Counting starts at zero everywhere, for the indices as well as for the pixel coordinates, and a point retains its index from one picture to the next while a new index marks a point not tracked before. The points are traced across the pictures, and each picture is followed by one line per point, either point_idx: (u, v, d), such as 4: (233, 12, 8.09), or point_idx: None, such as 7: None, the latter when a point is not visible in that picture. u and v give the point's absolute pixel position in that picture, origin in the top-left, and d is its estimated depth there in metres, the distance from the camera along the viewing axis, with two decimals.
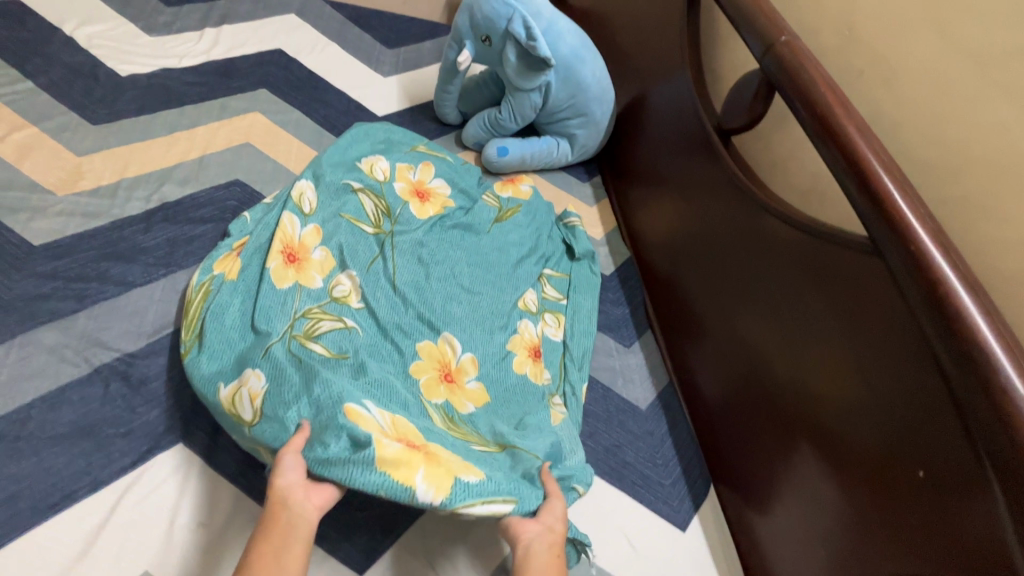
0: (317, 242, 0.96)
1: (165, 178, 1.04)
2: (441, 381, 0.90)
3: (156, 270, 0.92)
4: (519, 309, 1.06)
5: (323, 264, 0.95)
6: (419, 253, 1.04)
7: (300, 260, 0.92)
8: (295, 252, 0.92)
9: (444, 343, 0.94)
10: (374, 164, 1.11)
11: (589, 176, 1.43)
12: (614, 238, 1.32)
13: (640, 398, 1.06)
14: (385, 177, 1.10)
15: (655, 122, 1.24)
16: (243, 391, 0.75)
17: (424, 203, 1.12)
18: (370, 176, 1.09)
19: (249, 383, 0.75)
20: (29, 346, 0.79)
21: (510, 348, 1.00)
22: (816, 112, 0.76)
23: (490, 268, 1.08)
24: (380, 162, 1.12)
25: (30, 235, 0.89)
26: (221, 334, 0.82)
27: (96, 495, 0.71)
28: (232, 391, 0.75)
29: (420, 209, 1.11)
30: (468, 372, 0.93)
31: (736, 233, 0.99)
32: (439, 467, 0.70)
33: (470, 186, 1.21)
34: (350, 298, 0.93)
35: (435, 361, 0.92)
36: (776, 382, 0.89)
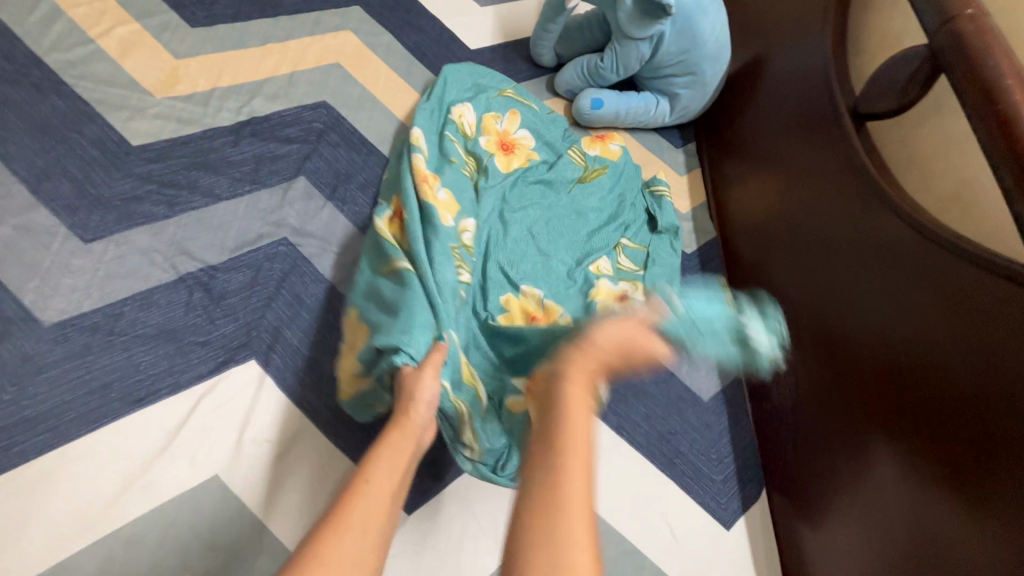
0: (438, 183, 0.94)
1: (256, 92, 1.02)
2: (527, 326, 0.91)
3: (241, 186, 0.93)
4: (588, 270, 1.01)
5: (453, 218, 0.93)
6: (499, 208, 1.00)
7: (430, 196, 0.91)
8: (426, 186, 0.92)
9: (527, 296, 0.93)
10: (462, 115, 1.05)
11: (683, 142, 1.32)
12: (700, 213, 1.23)
13: (703, 388, 1.02)
14: (473, 132, 1.05)
15: (774, 91, 1.11)
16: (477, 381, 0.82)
17: (510, 155, 1.07)
18: (459, 128, 1.04)
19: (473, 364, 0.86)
20: (124, 245, 0.82)
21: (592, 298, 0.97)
22: (997, 111, 0.64)
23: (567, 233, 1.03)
24: (467, 115, 1.06)
25: (130, 135, 0.90)
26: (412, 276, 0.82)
27: (176, 396, 0.75)
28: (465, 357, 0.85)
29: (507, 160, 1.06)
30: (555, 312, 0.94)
31: (844, 228, 0.89)
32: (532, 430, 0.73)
33: (555, 140, 1.14)
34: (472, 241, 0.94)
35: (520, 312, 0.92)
36: (861, 400, 0.82)
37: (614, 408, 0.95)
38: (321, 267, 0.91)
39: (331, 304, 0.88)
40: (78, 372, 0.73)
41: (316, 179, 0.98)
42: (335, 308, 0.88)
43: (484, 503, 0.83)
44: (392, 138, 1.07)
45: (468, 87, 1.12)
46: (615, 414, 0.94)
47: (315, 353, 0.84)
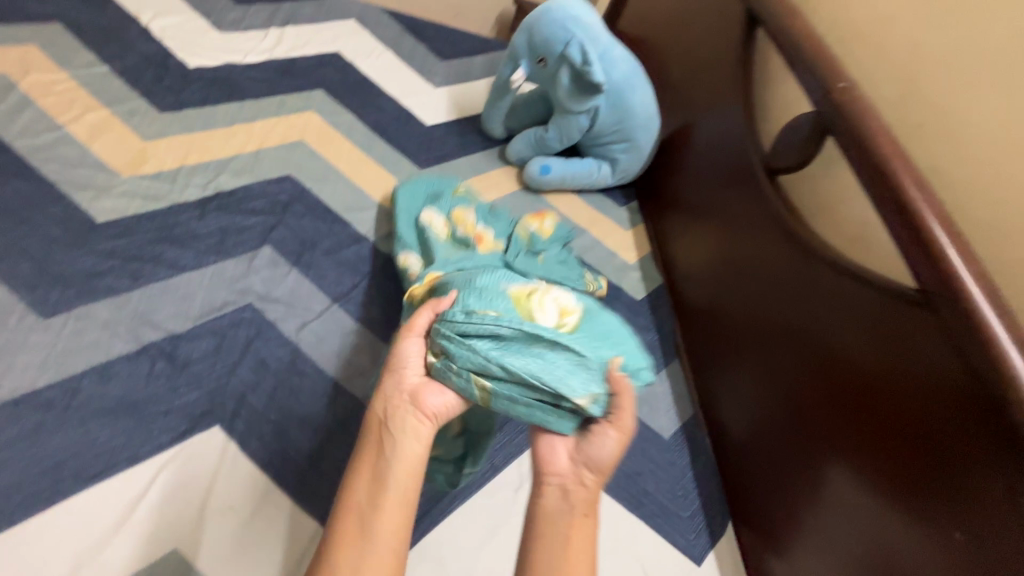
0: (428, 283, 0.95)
1: (222, 168, 1.08)
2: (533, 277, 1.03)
3: (207, 256, 0.96)
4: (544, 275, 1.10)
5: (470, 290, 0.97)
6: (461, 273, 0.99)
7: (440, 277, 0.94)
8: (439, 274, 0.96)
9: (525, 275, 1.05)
10: (433, 220, 1.09)
11: (626, 201, 1.44)
12: (647, 263, 1.33)
13: (664, 427, 1.06)
14: (449, 230, 1.10)
15: (700, 153, 1.25)
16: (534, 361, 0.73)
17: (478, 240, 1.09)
18: (436, 233, 1.07)
19: (555, 291, 0.81)
20: (84, 319, 0.83)
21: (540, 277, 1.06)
22: (873, 163, 0.76)
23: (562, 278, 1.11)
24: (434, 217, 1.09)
25: (95, 212, 0.93)
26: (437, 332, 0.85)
27: (134, 469, 0.74)
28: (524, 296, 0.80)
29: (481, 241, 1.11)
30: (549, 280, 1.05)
31: (773, 267, 0.99)
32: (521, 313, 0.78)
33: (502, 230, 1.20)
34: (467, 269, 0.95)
35: None
36: (805, 423, 0.88)
37: None
38: (286, 331, 0.93)
39: (297, 366, 0.90)
40: (30, 450, 0.71)
41: (281, 247, 1.02)
42: (300, 370, 0.90)
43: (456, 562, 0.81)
44: (355, 206, 1.13)
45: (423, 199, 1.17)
46: None
47: (281, 417, 0.84)
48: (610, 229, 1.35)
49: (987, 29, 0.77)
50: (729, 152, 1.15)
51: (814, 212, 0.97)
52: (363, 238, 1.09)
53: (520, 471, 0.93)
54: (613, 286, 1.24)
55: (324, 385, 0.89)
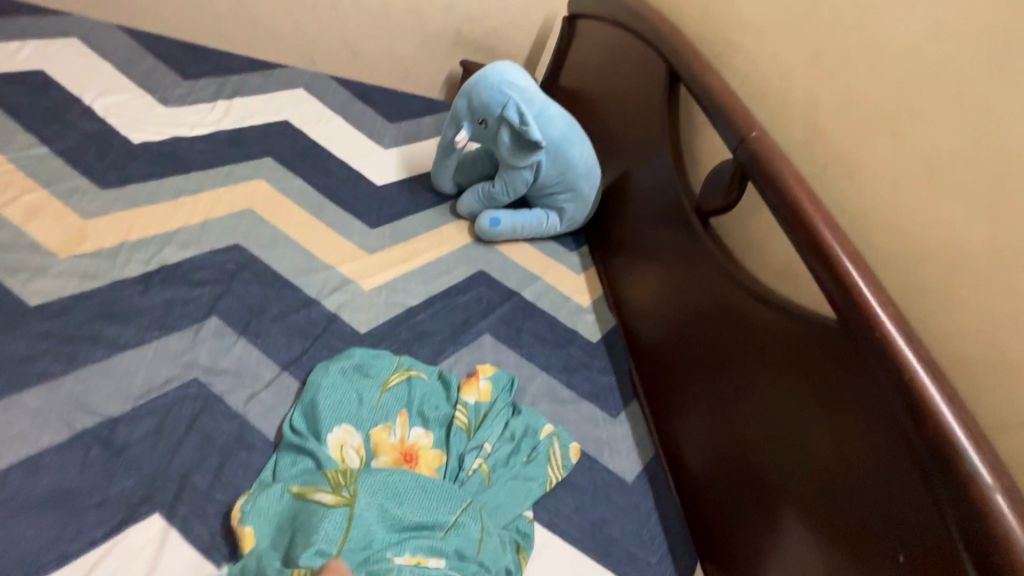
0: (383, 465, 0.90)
1: (167, 241, 1.07)
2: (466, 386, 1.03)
3: (149, 332, 0.93)
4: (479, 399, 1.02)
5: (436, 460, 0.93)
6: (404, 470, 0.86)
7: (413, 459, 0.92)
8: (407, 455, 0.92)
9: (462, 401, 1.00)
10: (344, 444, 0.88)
11: (576, 246, 1.49)
12: (600, 305, 1.36)
13: (626, 470, 1.05)
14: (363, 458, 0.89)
15: (639, 199, 1.32)
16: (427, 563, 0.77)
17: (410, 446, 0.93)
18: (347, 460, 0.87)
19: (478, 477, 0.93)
20: (12, 408, 0.79)
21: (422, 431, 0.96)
22: (788, 203, 0.82)
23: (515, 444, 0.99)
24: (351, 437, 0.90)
25: (28, 295, 0.90)
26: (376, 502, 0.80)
27: (64, 568, 0.69)
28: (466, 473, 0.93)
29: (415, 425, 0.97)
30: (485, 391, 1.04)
31: (713, 303, 1.03)
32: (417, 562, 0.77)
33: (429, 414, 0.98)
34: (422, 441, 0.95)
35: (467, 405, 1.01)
36: (755, 458, 0.89)
37: (544, 504, 0.96)
38: (233, 404, 0.90)
39: (245, 440, 0.87)
40: None
41: (228, 316, 1.00)
42: (248, 445, 0.87)
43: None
44: (305, 270, 1.13)
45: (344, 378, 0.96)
46: (545, 509, 0.95)
47: (228, 496, 0.81)
48: (562, 275, 1.38)
49: (869, 84, 0.86)
50: (665, 195, 1.21)
51: (746, 250, 1.03)
52: (313, 301, 1.09)
53: None
54: (568, 330, 1.25)
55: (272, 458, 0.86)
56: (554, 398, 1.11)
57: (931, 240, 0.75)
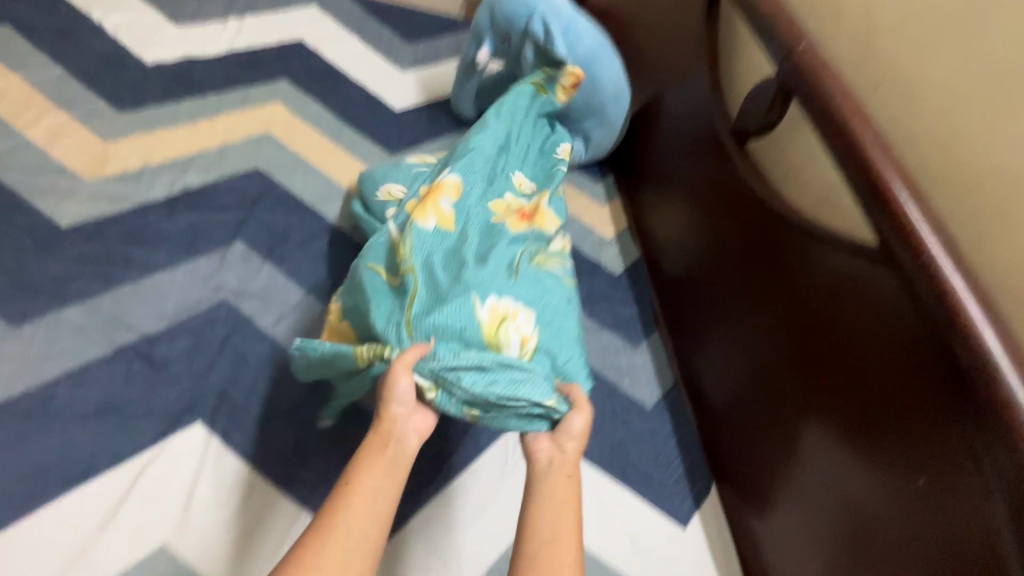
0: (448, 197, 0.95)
1: (189, 166, 1.06)
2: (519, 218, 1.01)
3: (177, 255, 0.95)
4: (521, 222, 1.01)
5: (455, 190, 0.97)
6: (467, 168, 1.01)
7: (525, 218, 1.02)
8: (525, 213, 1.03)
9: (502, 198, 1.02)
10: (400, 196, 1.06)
11: (602, 176, 1.44)
12: (624, 237, 1.32)
13: (645, 397, 1.07)
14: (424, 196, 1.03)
15: (670, 126, 1.24)
16: (514, 326, 0.80)
17: (422, 200, 0.93)
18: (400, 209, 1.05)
19: (518, 317, 0.82)
20: (56, 325, 0.82)
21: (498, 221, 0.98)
22: (832, 122, 0.77)
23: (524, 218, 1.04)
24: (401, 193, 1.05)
25: (59, 217, 0.92)
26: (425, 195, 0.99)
27: (117, 470, 0.74)
28: (493, 318, 0.80)
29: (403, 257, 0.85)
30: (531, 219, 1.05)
31: (743, 233, 0.99)
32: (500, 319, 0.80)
33: (393, 321, 0.78)
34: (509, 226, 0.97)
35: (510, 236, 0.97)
36: (780, 387, 0.89)
37: None
38: (263, 325, 0.93)
39: (276, 359, 0.90)
40: (11, 458, 0.71)
41: (253, 241, 1.01)
42: (280, 363, 0.90)
43: (424, 553, 0.80)
44: (327, 197, 1.12)
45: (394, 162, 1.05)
46: None
47: (264, 409, 0.85)
48: (585, 206, 1.34)
49: None
50: (700, 121, 1.14)
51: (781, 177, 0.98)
52: (336, 229, 1.08)
53: (505, 449, 0.94)
54: (591, 262, 1.24)
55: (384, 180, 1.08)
56: None
57: (992, 163, 0.69)
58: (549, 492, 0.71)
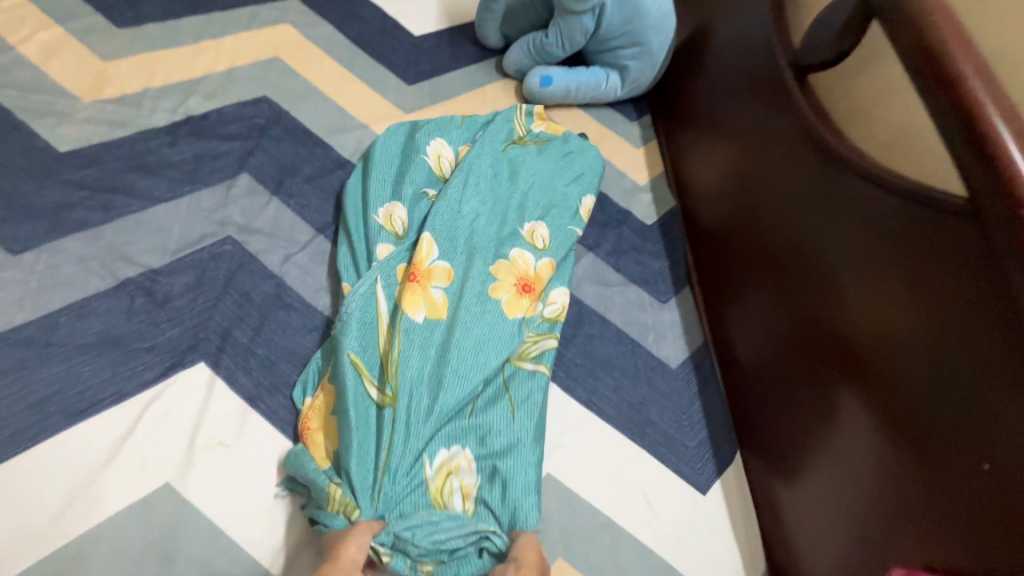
0: (440, 280, 0.87)
1: (191, 90, 0.99)
2: (521, 295, 0.90)
3: (181, 186, 0.90)
4: (521, 238, 0.96)
5: (445, 277, 0.87)
6: (456, 213, 0.92)
7: (531, 290, 0.92)
8: (529, 283, 0.92)
9: (517, 259, 0.93)
10: (441, 155, 1.00)
11: (638, 116, 1.31)
12: (659, 184, 1.21)
13: (671, 356, 1.00)
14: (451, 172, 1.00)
15: (722, 58, 1.11)
16: (456, 479, 0.74)
17: (411, 266, 0.85)
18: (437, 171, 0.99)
19: (460, 470, 0.75)
20: (56, 254, 0.79)
21: (495, 274, 0.91)
22: (923, 45, 0.65)
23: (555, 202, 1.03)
24: (399, 210, 0.93)
25: (57, 141, 0.86)
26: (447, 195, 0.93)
27: (121, 405, 0.72)
28: (440, 475, 0.74)
29: (411, 311, 0.82)
30: (545, 278, 0.94)
31: (797, 182, 0.89)
32: (530, 301, 0.90)
33: (365, 459, 0.71)
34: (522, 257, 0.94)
35: (513, 275, 0.91)
36: (823, 351, 0.81)
37: (582, 382, 0.93)
38: (269, 263, 0.88)
39: (282, 300, 0.86)
40: (13, 388, 0.69)
41: (259, 174, 0.95)
42: (286, 304, 0.86)
43: None
44: (338, 129, 1.04)
45: (410, 136, 1.01)
46: (582, 388, 0.93)
47: (269, 351, 0.82)
48: (618, 147, 1.23)
49: None
50: (758, 53, 1.01)
51: (839, 115, 0.85)
52: (347, 164, 1.01)
53: None
54: (621, 210, 1.14)
55: (379, 147, 0.99)
56: (600, 280, 1.05)
57: None
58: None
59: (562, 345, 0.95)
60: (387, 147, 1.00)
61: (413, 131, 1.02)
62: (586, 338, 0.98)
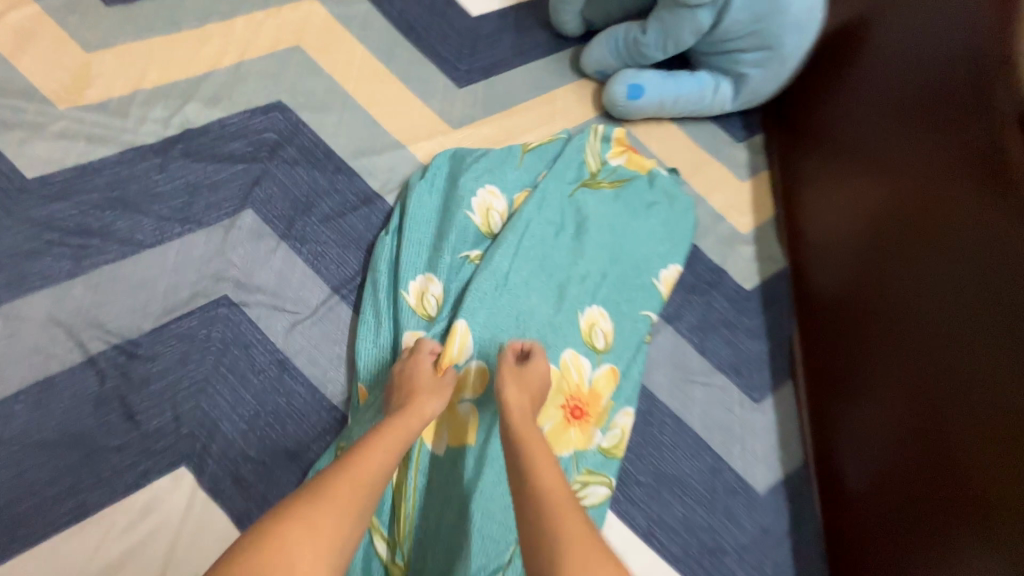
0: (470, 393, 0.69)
1: (190, 93, 0.79)
2: (570, 421, 0.71)
3: (170, 227, 0.73)
4: (580, 338, 0.75)
5: (481, 380, 0.70)
6: (502, 289, 0.73)
7: (584, 414, 0.72)
8: (581, 403, 0.72)
9: (570, 367, 0.73)
10: (490, 208, 0.78)
11: (747, 134, 1.02)
12: (765, 234, 0.95)
13: (759, 477, 0.79)
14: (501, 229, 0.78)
15: (879, 72, 0.82)
16: None
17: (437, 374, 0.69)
18: (483, 227, 0.78)
19: None
20: (15, 319, 0.64)
21: None
22: None
23: (630, 274, 0.82)
24: (433, 285, 0.74)
25: (23, 164, 0.70)
26: (493, 266, 0.74)
27: (82, 525, 0.60)
28: None
29: (433, 440, 0.68)
30: (602, 395, 0.74)
31: (991, 280, 0.62)
32: (578, 429, 0.71)
33: None
34: (578, 368, 0.74)
35: (562, 393, 0.72)
36: (975, 518, 0.59)
37: (643, 509, 0.75)
38: (270, 335, 0.72)
39: (283, 385, 0.70)
40: None
41: (266, 212, 0.77)
42: (287, 391, 0.70)
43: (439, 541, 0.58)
44: (366, 149, 0.83)
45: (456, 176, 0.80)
46: (644, 515, 0.74)
47: (263, 454, 0.67)
48: (718, 180, 0.96)
49: None
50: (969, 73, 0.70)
51: None
52: (374, 199, 0.81)
53: None
54: (713, 270, 0.90)
55: (416, 189, 0.79)
56: (677, 368, 0.83)
57: None
58: (531, 465, 0.52)
59: (625, 459, 0.76)
60: (426, 187, 0.79)
61: (457, 167, 0.81)
62: (654, 449, 0.78)
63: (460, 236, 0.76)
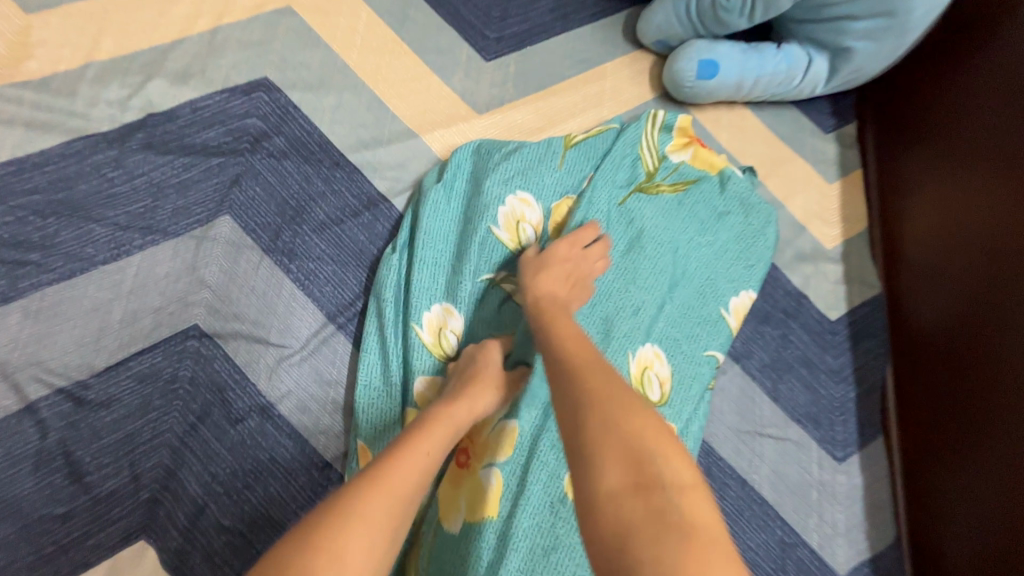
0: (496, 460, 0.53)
1: (154, 67, 0.64)
2: None
3: (128, 237, 0.59)
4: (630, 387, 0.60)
5: (510, 440, 0.54)
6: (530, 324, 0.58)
7: None
8: None
9: None
10: (521, 220, 0.63)
11: (837, 122, 0.83)
12: (856, 250, 0.77)
13: (841, 556, 0.65)
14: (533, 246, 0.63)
15: (1009, 45, 0.65)
16: None
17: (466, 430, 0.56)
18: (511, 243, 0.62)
19: None
20: None
21: None
22: None
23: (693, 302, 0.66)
24: (453, 318, 0.59)
25: None
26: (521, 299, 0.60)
27: None
28: None
29: (445, 518, 0.52)
30: None
31: None
32: None
33: None
34: None
35: None
36: None
37: None
38: (251, 374, 0.58)
39: (267, 437, 0.57)
40: None
41: (248, 218, 0.62)
42: (271, 445, 0.57)
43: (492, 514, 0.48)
44: (371, 139, 0.68)
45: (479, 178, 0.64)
46: None
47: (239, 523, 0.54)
48: (799, 180, 0.78)
49: None
50: None
51: None
52: (379, 202, 0.66)
53: None
54: (790, 295, 0.74)
55: (432, 192, 0.63)
56: (744, 416, 0.68)
57: None
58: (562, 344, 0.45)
59: None
60: (444, 190, 0.64)
61: (482, 166, 0.65)
62: None
63: (482, 255, 0.61)
